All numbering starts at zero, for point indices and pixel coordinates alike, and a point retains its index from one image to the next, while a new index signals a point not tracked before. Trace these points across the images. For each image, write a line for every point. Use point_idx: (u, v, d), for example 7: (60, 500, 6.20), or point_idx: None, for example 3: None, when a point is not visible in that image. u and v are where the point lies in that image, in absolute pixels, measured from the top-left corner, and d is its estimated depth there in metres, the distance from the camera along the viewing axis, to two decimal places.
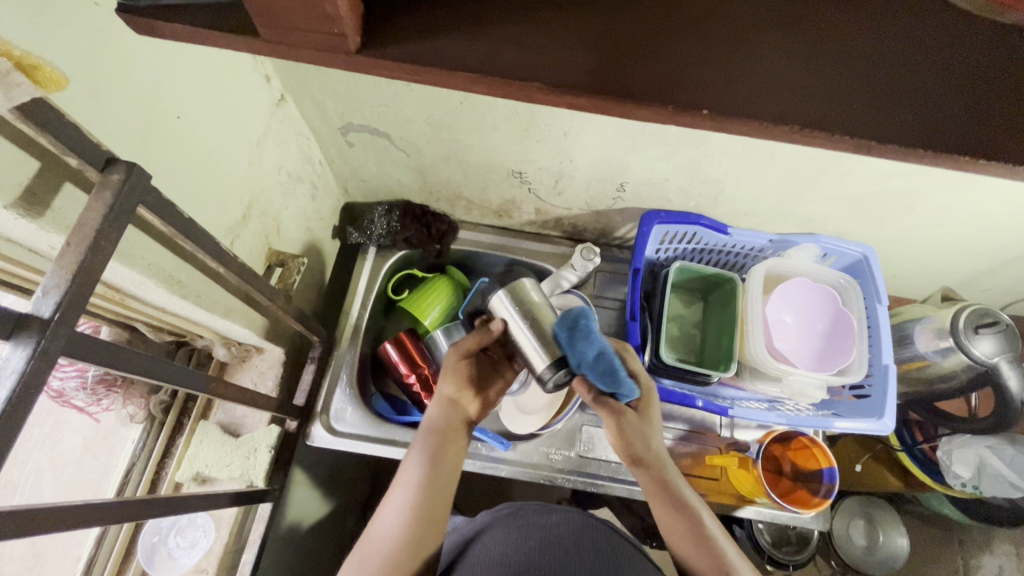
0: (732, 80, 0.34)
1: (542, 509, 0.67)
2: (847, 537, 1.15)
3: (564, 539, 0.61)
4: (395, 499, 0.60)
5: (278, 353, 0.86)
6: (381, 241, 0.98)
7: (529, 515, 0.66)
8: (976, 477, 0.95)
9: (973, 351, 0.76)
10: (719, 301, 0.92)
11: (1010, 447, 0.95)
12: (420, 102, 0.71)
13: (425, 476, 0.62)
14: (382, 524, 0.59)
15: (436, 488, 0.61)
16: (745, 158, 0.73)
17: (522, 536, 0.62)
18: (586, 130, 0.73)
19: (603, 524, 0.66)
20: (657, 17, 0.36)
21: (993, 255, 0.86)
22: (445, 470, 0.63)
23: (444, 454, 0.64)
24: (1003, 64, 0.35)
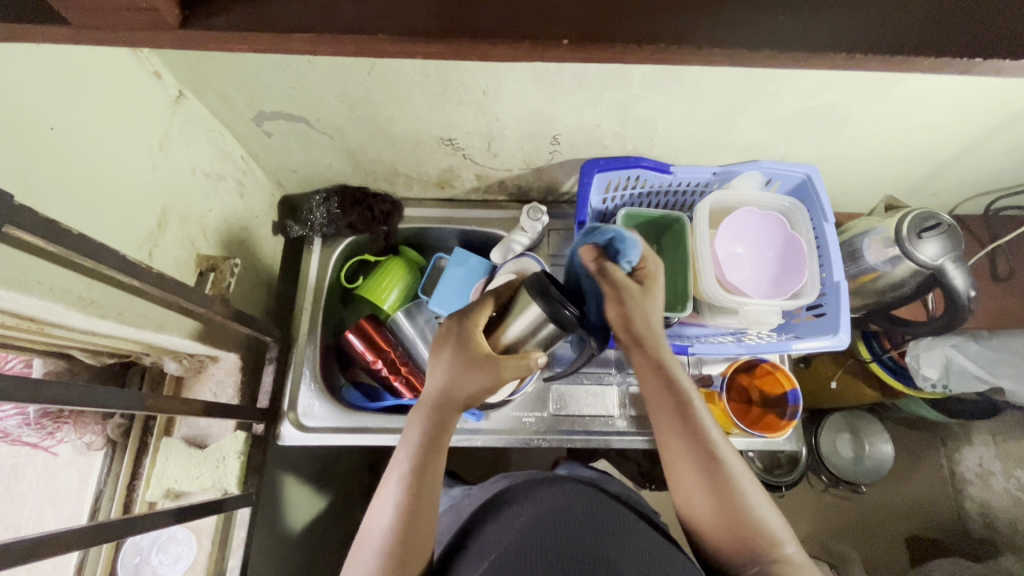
0: None
1: (543, 484, 0.68)
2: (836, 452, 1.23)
3: (559, 517, 0.61)
4: (388, 497, 0.59)
5: (233, 358, 0.84)
6: (324, 231, 0.97)
7: (525, 494, 0.67)
8: (945, 375, 1.02)
9: (918, 255, 0.76)
10: (671, 242, 0.91)
11: (974, 343, 1.02)
12: (327, 76, 0.68)
13: (416, 466, 0.59)
14: (376, 525, 0.58)
15: (425, 477, 0.59)
16: (671, 92, 0.71)
17: (517, 518, 0.62)
18: (505, 85, 0.70)
19: (599, 496, 0.67)
20: None
21: (938, 157, 0.86)
22: (434, 464, 0.60)
23: (436, 444, 0.60)
24: None
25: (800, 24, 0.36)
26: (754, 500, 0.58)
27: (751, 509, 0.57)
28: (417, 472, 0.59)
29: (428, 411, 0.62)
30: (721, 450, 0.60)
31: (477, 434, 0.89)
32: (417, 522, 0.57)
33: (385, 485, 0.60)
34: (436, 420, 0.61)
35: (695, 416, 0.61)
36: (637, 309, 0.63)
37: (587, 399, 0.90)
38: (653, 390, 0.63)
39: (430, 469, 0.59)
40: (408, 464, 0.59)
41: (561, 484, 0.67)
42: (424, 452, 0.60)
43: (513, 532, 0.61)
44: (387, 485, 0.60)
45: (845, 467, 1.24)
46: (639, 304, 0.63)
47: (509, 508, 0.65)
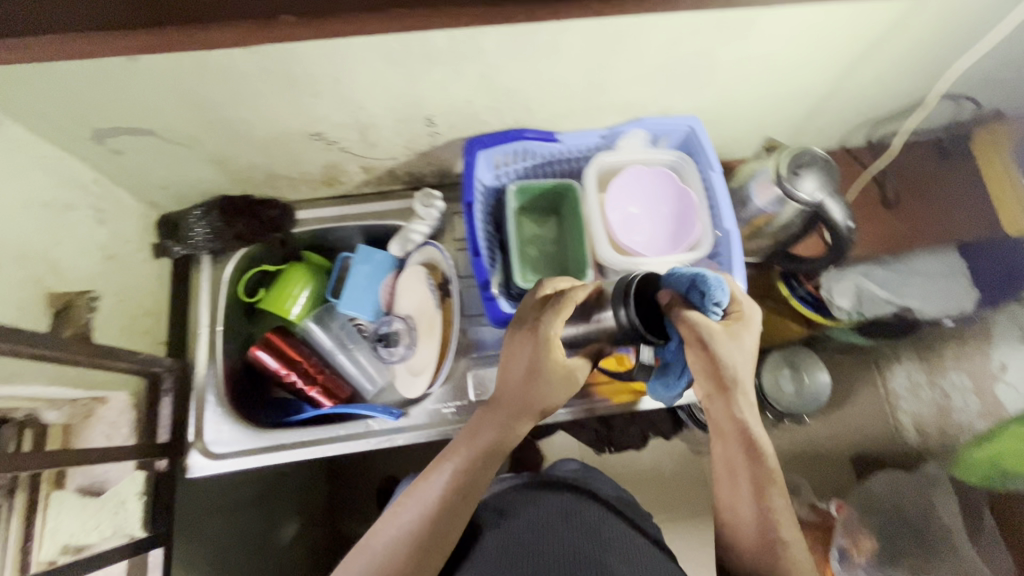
0: None
1: (545, 485, 0.73)
2: (778, 387, 1.24)
3: (558, 516, 0.67)
4: (434, 484, 0.64)
5: (125, 397, 0.79)
6: (210, 246, 0.91)
7: (525, 493, 0.72)
8: (857, 303, 1.03)
9: (797, 193, 0.77)
10: (567, 211, 0.90)
11: (880, 268, 1.05)
12: (155, 81, 0.62)
13: (467, 463, 0.65)
14: (410, 512, 0.62)
15: (469, 482, 0.64)
16: (530, 58, 0.68)
17: (515, 527, 0.66)
18: (354, 71, 0.66)
19: (595, 504, 0.71)
20: None
21: (813, 93, 0.87)
22: (483, 471, 0.65)
23: (492, 453, 0.66)
24: None
25: None
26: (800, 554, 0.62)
27: (793, 549, 0.62)
28: (465, 471, 0.64)
29: (498, 411, 0.68)
30: (778, 510, 0.64)
31: (399, 432, 0.87)
32: (445, 518, 0.61)
33: (432, 474, 0.66)
34: (502, 426, 0.67)
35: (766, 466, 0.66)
36: (724, 359, 0.63)
37: None
38: (728, 444, 0.68)
39: (477, 473, 0.64)
40: (461, 460, 0.65)
41: (562, 487, 0.73)
42: (480, 452, 0.65)
43: (515, 540, 0.63)
44: (433, 474, 0.65)
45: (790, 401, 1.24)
46: (726, 351, 0.63)
47: (508, 517, 0.67)
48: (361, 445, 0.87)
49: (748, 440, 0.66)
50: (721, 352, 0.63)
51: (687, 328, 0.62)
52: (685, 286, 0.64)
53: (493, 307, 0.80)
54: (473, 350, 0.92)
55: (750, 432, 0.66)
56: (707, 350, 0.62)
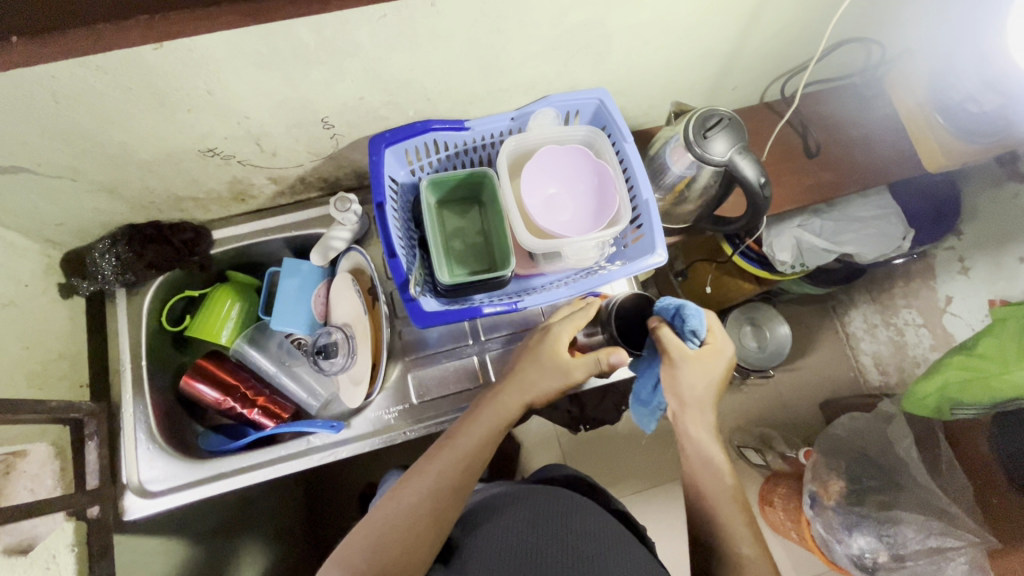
0: None
1: (539, 490, 0.77)
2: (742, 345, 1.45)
3: (554, 519, 0.71)
4: (437, 462, 0.69)
5: (45, 448, 0.76)
6: (121, 280, 0.87)
7: (520, 496, 0.75)
8: (799, 255, 1.16)
9: (706, 155, 0.77)
10: (488, 199, 0.88)
11: (817, 218, 1.15)
12: (7, 114, 0.58)
13: (471, 447, 0.70)
14: (413, 489, 0.67)
15: (472, 465, 0.70)
16: (412, 46, 0.66)
17: (515, 525, 0.69)
18: (227, 80, 0.63)
19: (589, 504, 0.76)
20: None
21: (717, 53, 0.86)
22: (483, 455, 0.71)
23: (493, 438, 0.72)
24: None
25: None
26: (749, 550, 0.66)
27: (745, 546, 0.67)
28: (468, 454, 0.70)
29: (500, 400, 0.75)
30: (731, 514, 0.69)
31: (343, 444, 0.86)
32: (449, 496, 0.67)
33: (436, 454, 0.71)
34: (504, 414, 0.73)
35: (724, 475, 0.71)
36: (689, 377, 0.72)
37: (446, 378, 0.90)
38: (691, 453, 0.73)
39: (479, 457, 0.71)
40: (466, 443, 0.71)
41: (556, 491, 0.77)
42: (484, 437, 0.72)
43: (514, 536, 0.67)
44: (436, 453, 0.71)
45: (753, 356, 1.45)
46: (688, 375, 0.72)
47: (505, 516, 0.72)
48: (305, 463, 0.85)
49: (709, 452, 0.72)
50: (686, 373, 0.72)
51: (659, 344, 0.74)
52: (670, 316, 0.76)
53: (416, 308, 0.78)
54: (412, 351, 0.91)
55: (710, 447, 0.72)
56: (671, 364, 0.72)
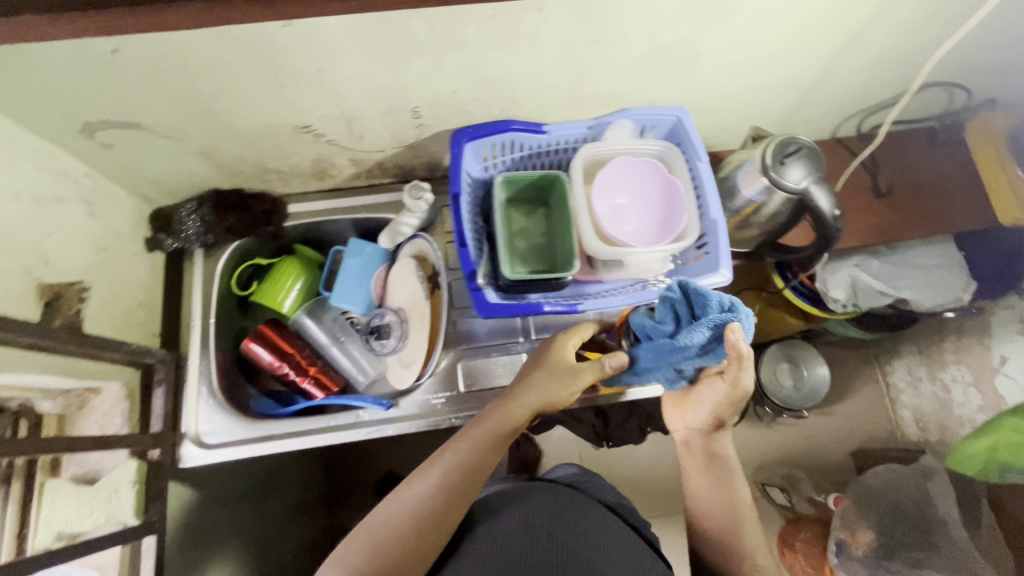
0: None
1: (537, 489, 0.77)
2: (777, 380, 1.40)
3: (552, 518, 0.71)
4: (442, 465, 0.68)
5: (118, 387, 0.80)
6: (203, 240, 0.93)
7: (520, 497, 0.76)
8: (852, 294, 1.13)
9: (782, 181, 0.77)
10: (555, 202, 0.90)
11: (874, 260, 1.14)
12: (140, 74, 0.63)
13: (475, 452, 0.69)
14: (417, 489, 0.67)
15: (477, 471, 0.68)
16: (511, 47, 0.69)
17: (510, 525, 0.70)
18: (338, 62, 0.66)
19: (589, 504, 0.76)
20: None
21: (799, 83, 0.87)
22: (488, 459, 0.70)
23: (498, 443, 0.71)
24: None
25: None
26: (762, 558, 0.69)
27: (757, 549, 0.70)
28: (472, 459, 0.69)
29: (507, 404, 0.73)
30: (747, 522, 0.72)
31: (389, 423, 0.88)
32: (451, 500, 0.66)
33: (440, 457, 0.70)
34: (510, 418, 0.72)
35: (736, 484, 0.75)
36: (733, 402, 0.71)
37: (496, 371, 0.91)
38: (698, 463, 0.78)
39: (483, 460, 0.69)
40: (470, 447, 0.69)
41: (553, 490, 0.78)
42: (489, 441, 0.70)
43: (509, 535, 0.68)
44: (441, 458, 0.70)
45: (788, 395, 1.40)
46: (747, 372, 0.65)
47: (502, 516, 0.72)
48: (351, 435, 0.88)
49: (724, 463, 0.76)
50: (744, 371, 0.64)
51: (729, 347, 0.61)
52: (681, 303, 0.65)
53: (481, 298, 0.80)
54: (463, 341, 0.93)
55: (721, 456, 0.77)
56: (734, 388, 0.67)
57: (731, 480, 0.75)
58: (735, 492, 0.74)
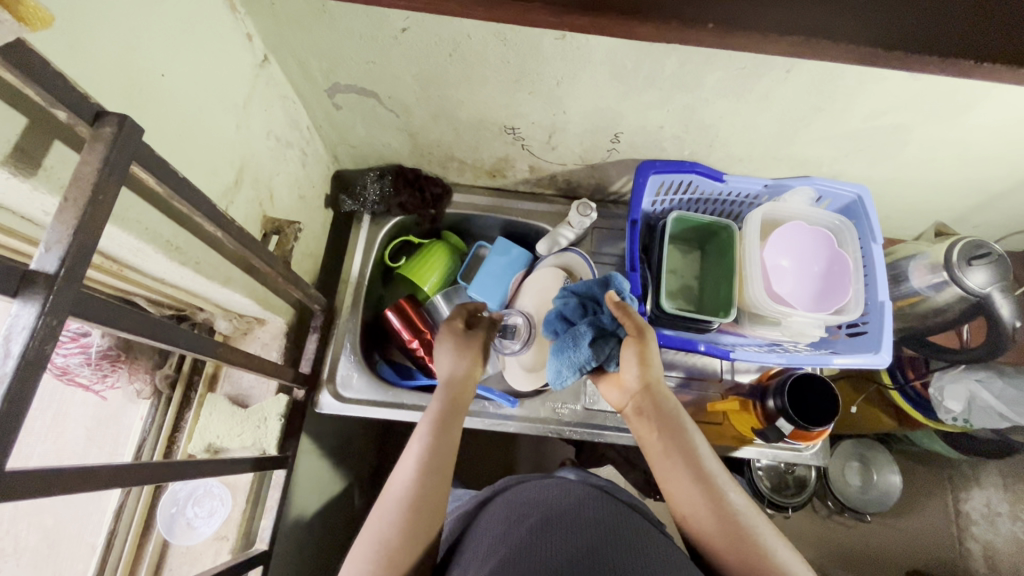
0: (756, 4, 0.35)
1: (549, 486, 0.64)
2: (843, 477, 1.24)
3: (565, 514, 0.57)
4: (410, 456, 0.62)
5: (280, 324, 0.85)
6: (375, 208, 0.98)
7: (530, 500, 0.62)
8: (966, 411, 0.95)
9: (966, 282, 0.77)
10: (716, 250, 0.93)
11: (1000, 378, 0.94)
12: (408, 53, 0.69)
13: (436, 439, 0.64)
14: (397, 483, 0.60)
15: (444, 457, 0.62)
16: (740, 99, 0.72)
17: (520, 529, 0.56)
18: (579, 78, 0.71)
19: (610, 500, 0.62)
20: None
21: (987, 189, 0.87)
22: (451, 440, 0.65)
23: (450, 424, 0.66)
24: None
25: None
26: (783, 554, 0.55)
27: (774, 546, 0.56)
28: (437, 443, 0.63)
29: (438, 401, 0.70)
30: (750, 517, 0.58)
31: (510, 420, 0.90)
32: (434, 485, 0.60)
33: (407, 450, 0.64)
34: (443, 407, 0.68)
35: (711, 476, 0.61)
36: (651, 357, 0.65)
37: None
38: (646, 425, 0.66)
39: (446, 441, 0.64)
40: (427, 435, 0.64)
41: (568, 486, 0.64)
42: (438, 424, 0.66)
43: (519, 537, 0.55)
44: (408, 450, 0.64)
45: (854, 495, 1.23)
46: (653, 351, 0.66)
47: (510, 525, 0.58)
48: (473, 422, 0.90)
49: (680, 442, 0.63)
50: (648, 354, 0.65)
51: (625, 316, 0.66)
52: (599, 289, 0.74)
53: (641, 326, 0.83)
54: None
55: (677, 432, 0.64)
56: (642, 343, 0.65)
57: (693, 459, 0.62)
58: (713, 476, 0.61)
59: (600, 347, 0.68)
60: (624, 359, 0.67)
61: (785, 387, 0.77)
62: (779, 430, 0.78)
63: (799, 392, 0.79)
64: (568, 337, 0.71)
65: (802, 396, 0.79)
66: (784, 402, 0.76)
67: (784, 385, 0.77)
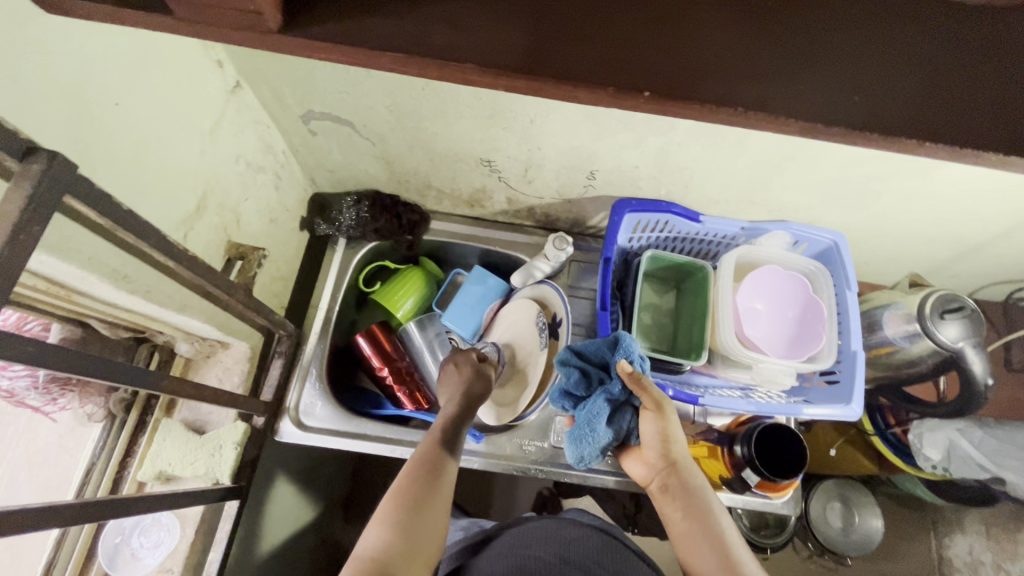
0: (689, 75, 0.41)
1: (565, 521, 0.65)
2: (824, 520, 1.17)
3: (583, 557, 0.59)
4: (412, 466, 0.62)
5: (244, 348, 0.84)
6: (350, 232, 0.97)
7: (544, 529, 0.64)
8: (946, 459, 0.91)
9: (939, 336, 0.76)
10: (691, 289, 0.92)
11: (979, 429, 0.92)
12: (380, 86, 0.69)
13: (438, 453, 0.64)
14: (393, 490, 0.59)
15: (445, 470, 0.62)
16: (713, 145, 0.72)
17: (539, 560, 0.58)
18: (552, 117, 0.71)
19: (621, 544, 0.63)
20: (576, 14, 0.42)
21: (964, 242, 0.87)
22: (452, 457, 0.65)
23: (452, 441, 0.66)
24: (929, 69, 0.42)
25: (855, 106, 0.41)
26: None
27: None
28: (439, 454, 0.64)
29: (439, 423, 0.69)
30: None
31: (476, 456, 0.88)
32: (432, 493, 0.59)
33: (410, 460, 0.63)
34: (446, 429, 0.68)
35: (734, 551, 0.59)
36: (672, 431, 0.66)
37: None
38: (669, 501, 0.65)
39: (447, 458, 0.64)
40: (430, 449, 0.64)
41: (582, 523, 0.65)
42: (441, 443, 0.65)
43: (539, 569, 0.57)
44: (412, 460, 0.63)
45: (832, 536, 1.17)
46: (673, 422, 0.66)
47: (528, 548, 0.60)
48: None
49: (702, 517, 0.62)
50: (668, 425, 0.66)
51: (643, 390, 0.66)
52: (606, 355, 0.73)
53: None
54: None
55: (700, 506, 0.63)
56: (661, 416, 0.65)
57: (717, 536, 0.60)
58: (733, 548, 0.59)
59: (618, 424, 0.70)
60: (643, 432, 0.67)
61: (754, 435, 0.76)
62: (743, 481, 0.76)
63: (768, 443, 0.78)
64: (586, 422, 0.71)
65: (770, 448, 0.78)
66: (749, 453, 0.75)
67: (750, 433, 0.76)
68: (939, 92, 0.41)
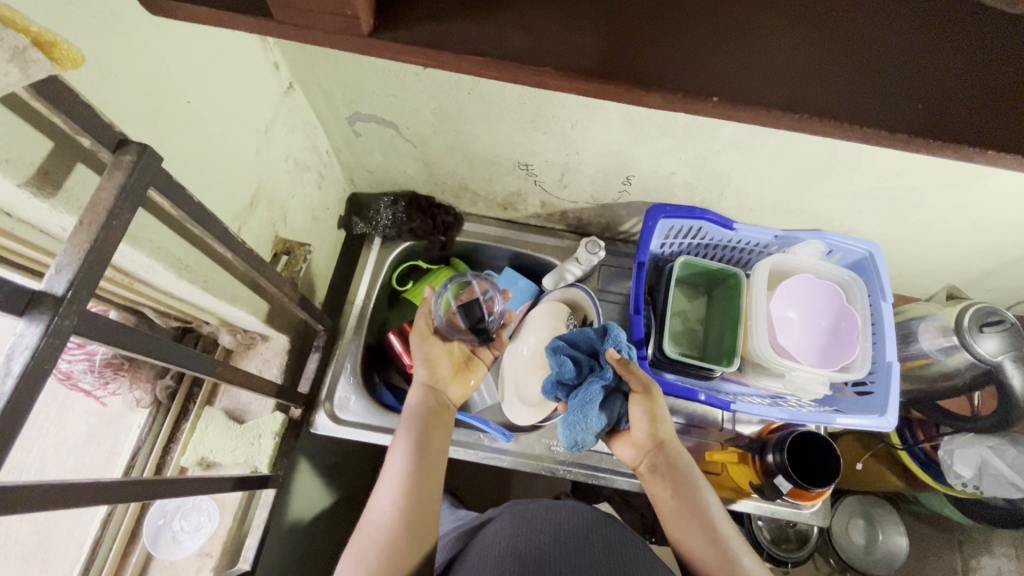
0: (745, 83, 0.42)
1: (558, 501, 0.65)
2: (847, 536, 1.15)
3: (576, 533, 0.58)
4: (391, 476, 0.65)
5: (283, 341, 0.86)
6: (386, 232, 1.00)
7: (539, 509, 0.63)
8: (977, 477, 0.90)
9: (977, 349, 0.76)
10: (723, 296, 0.92)
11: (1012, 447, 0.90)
12: (427, 90, 0.71)
13: (414, 455, 0.67)
14: (381, 505, 0.62)
15: (425, 473, 0.65)
16: (753, 152, 0.73)
17: (533, 538, 0.58)
18: (593, 123, 0.73)
19: (619, 522, 0.63)
20: (636, 22, 0.44)
21: (1003, 256, 0.86)
22: (431, 451, 0.68)
23: (427, 435, 0.70)
24: (987, 80, 0.42)
25: (911, 114, 0.42)
26: None
27: None
28: (420, 454, 0.67)
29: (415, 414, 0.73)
30: None
31: (505, 454, 0.89)
32: (420, 506, 0.62)
33: (387, 468, 0.66)
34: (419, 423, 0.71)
35: (724, 538, 0.61)
36: (660, 412, 0.67)
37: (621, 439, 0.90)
38: (660, 485, 0.66)
39: (423, 456, 0.67)
40: (407, 452, 0.67)
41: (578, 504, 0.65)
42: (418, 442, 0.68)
43: (534, 545, 0.57)
44: (390, 468, 0.66)
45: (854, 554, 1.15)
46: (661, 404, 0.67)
47: (521, 528, 0.60)
48: (467, 454, 0.89)
49: (693, 502, 0.64)
50: (657, 408, 0.67)
51: (629, 372, 0.67)
52: (595, 345, 0.73)
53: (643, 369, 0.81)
54: None
55: (692, 493, 0.64)
56: (649, 399, 0.66)
57: (707, 518, 0.62)
58: (725, 535, 0.61)
59: (608, 410, 0.69)
60: (633, 416, 0.67)
61: (784, 442, 0.76)
62: (774, 488, 0.76)
63: (800, 451, 0.78)
64: (577, 407, 0.69)
65: (801, 456, 0.78)
66: (782, 460, 0.75)
67: (784, 440, 0.76)
68: (995, 104, 0.42)
